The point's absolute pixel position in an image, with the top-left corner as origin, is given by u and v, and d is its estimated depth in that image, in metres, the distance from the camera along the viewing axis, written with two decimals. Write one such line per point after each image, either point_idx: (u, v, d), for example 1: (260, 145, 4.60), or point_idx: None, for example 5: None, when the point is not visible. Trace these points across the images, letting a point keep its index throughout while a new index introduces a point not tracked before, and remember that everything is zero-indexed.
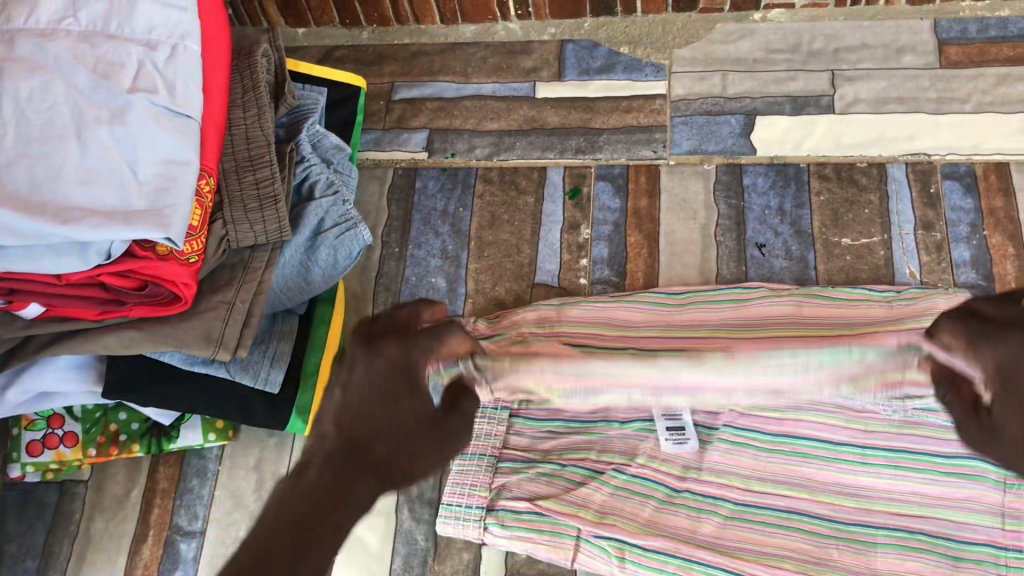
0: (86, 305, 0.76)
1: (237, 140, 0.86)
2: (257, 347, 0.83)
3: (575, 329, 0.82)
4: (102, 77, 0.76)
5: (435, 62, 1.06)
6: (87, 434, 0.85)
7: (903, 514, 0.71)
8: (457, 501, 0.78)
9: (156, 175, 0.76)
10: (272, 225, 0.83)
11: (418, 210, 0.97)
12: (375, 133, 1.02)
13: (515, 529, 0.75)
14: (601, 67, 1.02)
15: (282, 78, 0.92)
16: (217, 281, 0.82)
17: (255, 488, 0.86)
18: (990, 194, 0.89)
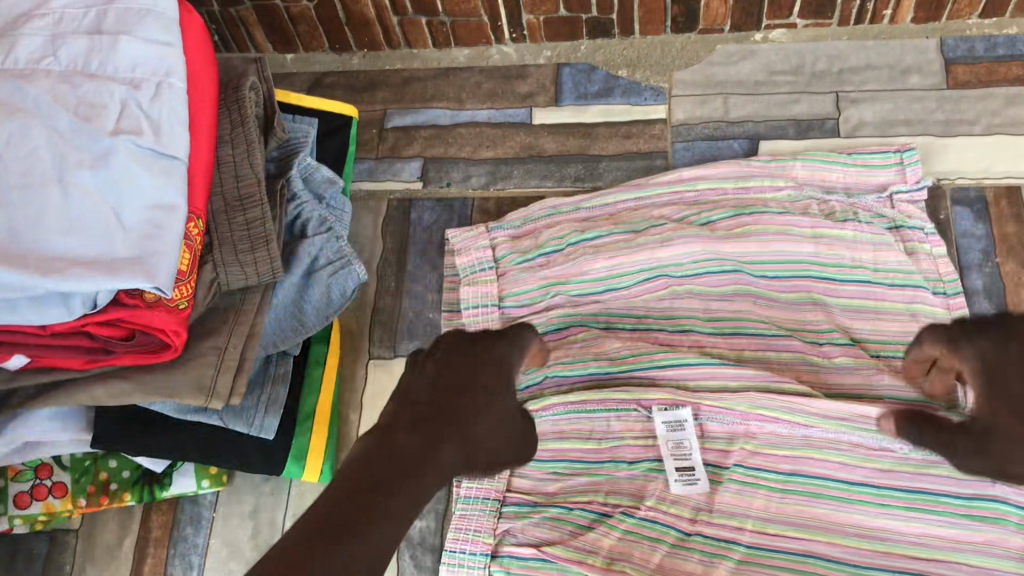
0: (73, 355, 0.74)
1: (226, 178, 0.83)
2: (251, 392, 0.80)
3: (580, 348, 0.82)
4: (84, 120, 0.74)
5: (428, 88, 1.03)
6: (77, 484, 0.82)
7: (930, 547, 0.65)
8: (460, 549, 0.75)
9: (142, 221, 0.73)
10: (263, 266, 0.80)
11: (414, 243, 0.95)
12: (369, 163, 1.00)
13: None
14: (598, 92, 0.99)
15: (271, 111, 0.89)
16: (209, 325, 0.79)
17: (251, 536, 0.84)
18: (1002, 220, 0.86)
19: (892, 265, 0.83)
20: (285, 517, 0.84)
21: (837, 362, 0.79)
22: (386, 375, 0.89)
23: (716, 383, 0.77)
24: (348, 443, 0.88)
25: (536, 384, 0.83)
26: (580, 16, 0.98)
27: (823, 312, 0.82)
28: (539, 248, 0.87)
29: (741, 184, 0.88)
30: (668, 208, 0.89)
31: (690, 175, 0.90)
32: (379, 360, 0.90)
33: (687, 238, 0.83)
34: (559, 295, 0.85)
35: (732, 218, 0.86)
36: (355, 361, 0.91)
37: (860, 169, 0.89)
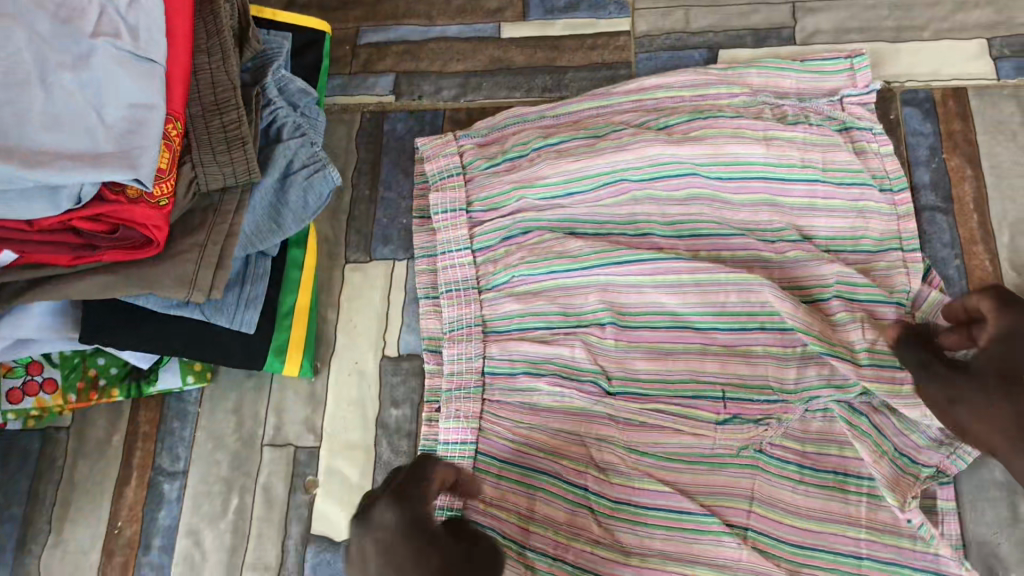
0: (59, 250, 0.77)
1: (203, 84, 0.86)
2: (231, 289, 0.84)
3: (543, 250, 0.85)
4: (64, 22, 0.75)
5: (400, 6, 1.06)
6: (67, 381, 0.86)
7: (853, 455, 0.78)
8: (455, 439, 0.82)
9: (123, 118, 0.77)
10: (241, 167, 0.83)
11: (388, 153, 0.98)
12: (342, 78, 1.03)
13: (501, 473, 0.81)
14: (565, 6, 1.02)
15: (247, 23, 0.92)
16: (190, 224, 0.83)
17: (235, 428, 0.88)
18: (948, 118, 0.90)
19: (843, 164, 0.86)
20: (267, 410, 0.88)
21: (790, 256, 0.83)
22: (361, 277, 0.93)
23: (674, 276, 0.82)
24: (327, 341, 0.91)
25: (504, 283, 0.86)
26: None
27: (777, 210, 0.85)
28: (502, 156, 0.90)
29: (698, 92, 0.92)
30: (632, 119, 0.91)
31: (650, 84, 0.93)
32: (354, 264, 0.94)
33: (646, 140, 0.86)
34: (521, 202, 0.87)
35: (687, 121, 0.88)
36: (331, 266, 0.94)
37: (813, 75, 0.92)
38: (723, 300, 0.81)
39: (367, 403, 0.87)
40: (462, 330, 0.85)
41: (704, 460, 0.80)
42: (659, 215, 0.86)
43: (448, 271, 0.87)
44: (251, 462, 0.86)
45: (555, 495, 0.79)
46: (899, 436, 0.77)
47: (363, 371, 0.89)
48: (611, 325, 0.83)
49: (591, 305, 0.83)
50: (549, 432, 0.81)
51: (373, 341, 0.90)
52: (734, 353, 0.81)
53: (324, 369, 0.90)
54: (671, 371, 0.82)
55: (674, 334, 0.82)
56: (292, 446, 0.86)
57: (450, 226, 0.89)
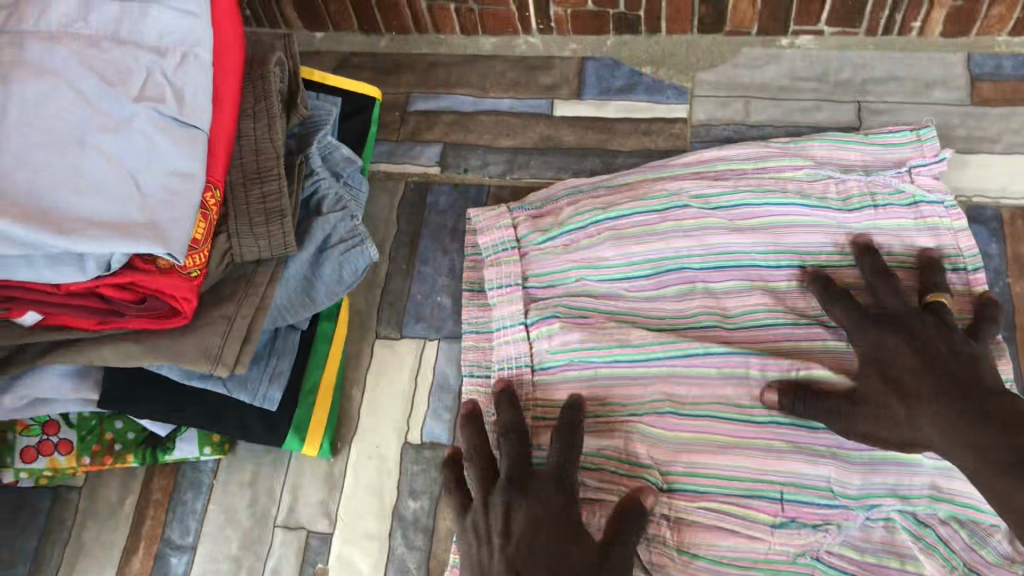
0: (84, 315, 0.75)
1: (246, 150, 0.84)
2: (257, 363, 0.81)
3: (605, 333, 0.79)
4: (109, 84, 0.75)
5: (452, 74, 1.04)
6: (82, 442, 0.84)
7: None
8: None
9: (161, 187, 0.75)
10: (277, 240, 0.81)
11: (428, 226, 0.96)
12: (389, 145, 1.01)
13: None
14: (621, 87, 0.99)
15: (296, 87, 0.90)
16: (220, 294, 0.81)
17: (248, 504, 0.85)
18: (1016, 239, 0.86)
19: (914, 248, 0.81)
20: (282, 488, 0.85)
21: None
22: (390, 354, 0.90)
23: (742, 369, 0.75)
24: (349, 420, 0.88)
25: (559, 365, 0.79)
26: (608, 10, 0.98)
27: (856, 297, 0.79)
28: (559, 228, 0.86)
29: (761, 164, 0.88)
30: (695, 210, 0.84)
31: (710, 156, 0.89)
32: (384, 340, 0.91)
33: (713, 226, 0.83)
34: (587, 281, 0.83)
35: (751, 202, 0.84)
36: (361, 340, 0.92)
37: (876, 149, 0.88)
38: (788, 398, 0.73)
39: (384, 490, 0.84)
40: (511, 409, 0.79)
41: (759, 566, 0.71)
42: (723, 307, 0.80)
43: (502, 347, 0.81)
44: (261, 543, 0.83)
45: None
46: (968, 552, 0.69)
47: (383, 456, 0.85)
48: (668, 414, 0.76)
49: (647, 393, 0.77)
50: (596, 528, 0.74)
51: (397, 423, 0.87)
52: (801, 451, 0.72)
53: (345, 448, 0.87)
54: (722, 466, 0.73)
55: (731, 426, 0.74)
56: (305, 530, 0.83)
57: (505, 300, 0.84)
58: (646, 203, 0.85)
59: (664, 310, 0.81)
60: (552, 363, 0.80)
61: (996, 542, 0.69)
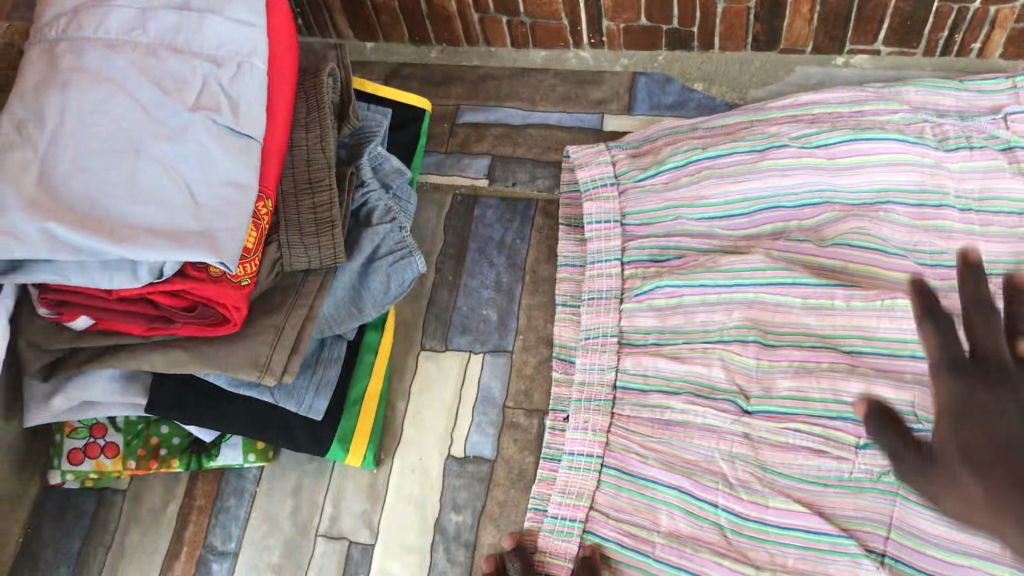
0: (135, 321, 0.76)
1: (298, 160, 0.85)
2: (303, 372, 0.81)
3: (693, 266, 0.83)
4: (166, 93, 0.76)
5: (502, 86, 1.04)
6: (129, 446, 0.85)
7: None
8: (563, 514, 0.78)
9: (215, 195, 0.75)
10: (327, 250, 0.81)
11: (475, 239, 0.96)
12: (437, 156, 1.01)
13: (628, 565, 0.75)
14: (672, 104, 0.99)
15: (348, 98, 0.91)
16: (270, 303, 0.81)
17: (291, 513, 0.85)
18: None
19: (1002, 192, 0.83)
20: (325, 497, 0.85)
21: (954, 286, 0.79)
22: (435, 367, 0.90)
23: (825, 301, 0.78)
24: (393, 430, 0.88)
25: (646, 294, 0.85)
26: (661, 26, 0.98)
27: (942, 234, 0.82)
28: (661, 165, 0.90)
29: (857, 106, 0.91)
30: (775, 176, 0.85)
31: (808, 100, 0.93)
32: (429, 351, 0.91)
33: (804, 167, 0.85)
34: (680, 219, 0.88)
35: (848, 141, 0.85)
36: (406, 351, 0.92)
37: (972, 95, 0.91)
38: (877, 326, 0.76)
39: (427, 502, 0.83)
40: (598, 338, 0.85)
41: (842, 484, 0.73)
42: (815, 235, 0.84)
43: (595, 279, 0.88)
44: (302, 552, 0.83)
45: (679, 511, 0.76)
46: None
47: (426, 469, 0.85)
48: (754, 343, 0.79)
49: (735, 322, 0.80)
50: (682, 447, 0.78)
51: (441, 435, 0.87)
52: (887, 376, 0.74)
53: (388, 460, 0.87)
54: (813, 391, 0.75)
55: (822, 352, 0.76)
56: (347, 540, 0.83)
57: (602, 236, 0.90)
58: (745, 143, 0.88)
59: (751, 237, 0.86)
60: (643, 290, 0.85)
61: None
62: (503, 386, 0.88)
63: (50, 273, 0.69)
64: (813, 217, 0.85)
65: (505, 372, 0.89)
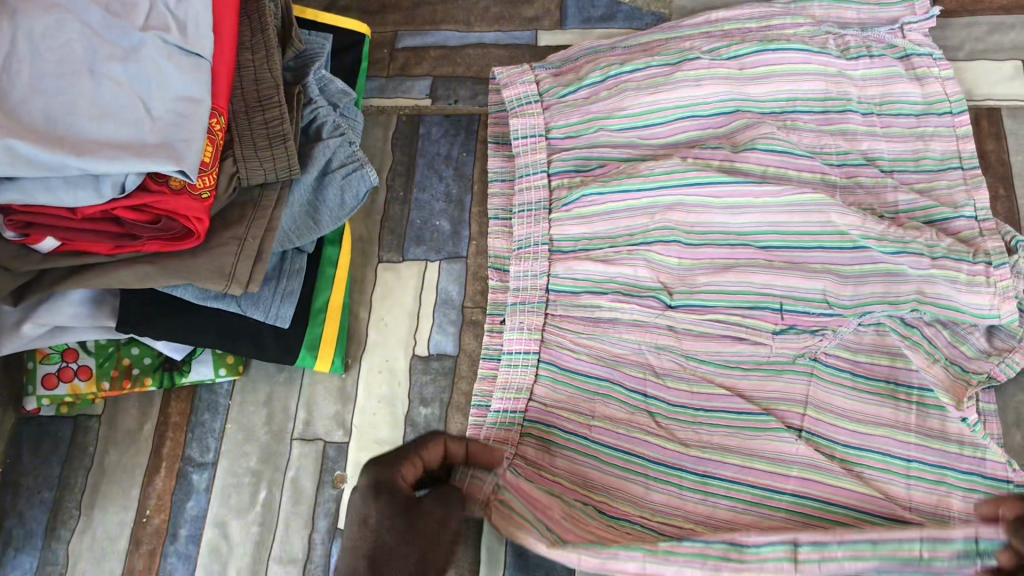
0: (102, 238, 0.78)
1: (246, 81, 0.87)
2: (268, 283, 0.85)
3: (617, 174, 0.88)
4: (114, 16, 0.78)
5: (437, 11, 1.07)
6: (101, 368, 0.87)
7: (918, 445, 0.77)
8: (508, 409, 0.84)
9: (169, 111, 0.78)
10: (281, 164, 0.84)
11: (422, 155, 0.99)
12: (379, 81, 1.04)
13: (566, 448, 0.81)
14: (602, 16, 1.03)
15: (290, 23, 0.93)
16: (229, 217, 0.84)
17: (265, 422, 0.88)
18: (982, 138, 0.92)
19: (902, 97, 0.93)
20: (297, 405, 0.89)
21: (858, 179, 0.90)
22: (395, 277, 0.94)
23: (743, 199, 0.84)
24: (358, 338, 0.92)
25: (575, 203, 0.90)
26: None
27: (846, 136, 0.92)
28: (581, 82, 0.96)
29: (766, 22, 0.98)
30: (689, 86, 0.92)
31: (717, 17, 0.99)
32: (387, 264, 0.95)
33: (716, 77, 0.92)
34: (603, 131, 0.94)
35: (758, 52, 0.93)
36: (365, 264, 0.95)
37: (871, 8, 1.00)
38: (788, 221, 0.83)
39: (396, 401, 0.88)
40: (529, 248, 0.90)
41: (757, 368, 0.82)
42: (728, 141, 0.91)
43: (524, 193, 0.92)
44: (279, 457, 0.86)
45: (613, 401, 0.83)
46: (949, 347, 0.82)
47: (393, 369, 0.89)
48: (675, 243, 0.86)
49: (657, 224, 0.86)
50: (610, 342, 0.85)
51: (405, 339, 0.91)
52: (796, 269, 0.83)
53: (355, 364, 0.90)
54: (728, 286, 0.83)
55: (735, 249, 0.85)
56: (321, 441, 0.87)
57: (529, 150, 0.95)
58: (658, 58, 0.95)
59: (666, 146, 0.93)
60: (571, 199, 0.90)
61: (973, 338, 0.82)
62: (460, 288, 0.93)
63: (15, 191, 0.71)
64: (727, 126, 0.92)
65: (462, 274, 0.93)
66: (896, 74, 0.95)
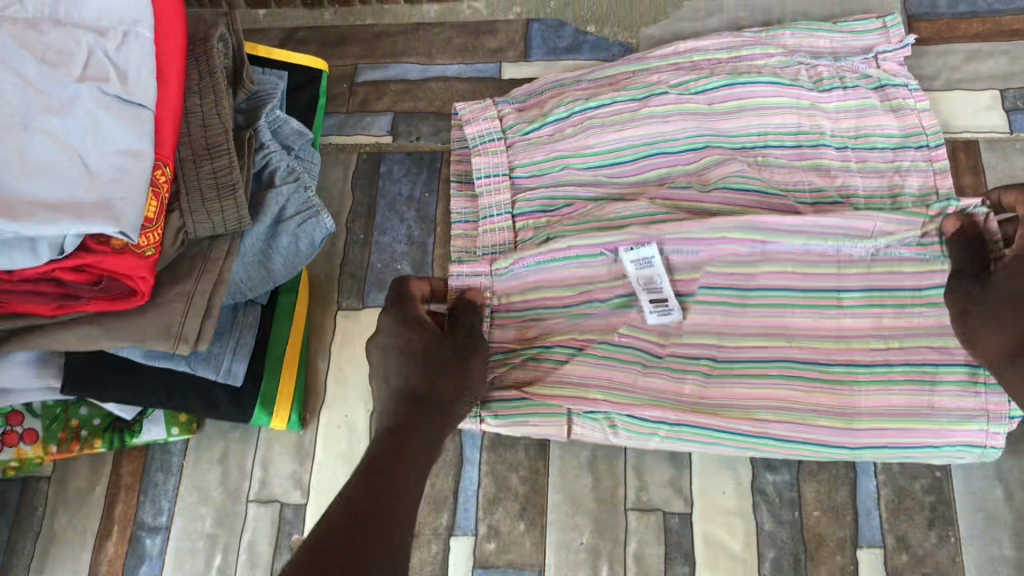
0: (42, 300, 0.75)
1: (193, 127, 0.83)
2: (218, 338, 0.81)
3: (578, 216, 0.85)
4: (51, 66, 0.74)
5: (398, 43, 1.03)
6: (48, 431, 0.83)
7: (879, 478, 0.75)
8: None
9: (109, 165, 0.74)
10: (231, 215, 0.81)
11: (383, 196, 0.96)
12: (339, 117, 1.00)
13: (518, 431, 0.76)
14: (567, 47, 1.00)
15: (240, 63, 0.90)
16: (177, 272, 0.80)
17: (220, 482, 0.85)
18: (960, 173, 0.89)
19: (874, 131, 0.90)
20: (253, 464, 0.85)
21: (831, 218, 0.85)
22: (354, 325, 0.90)
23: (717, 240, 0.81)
24: (316, 391, 0.89)
25: (540, 246, 0.85)
26: None
27: (819, 170, 0.88)
28: (545, 118, 0.92)
29: (736, 53, 0.95)
30: (656, 122, 0.89)
31: (687, 47, 0.96)
32: (346, 311, 0.91)
33: (685, 113, 0.90)
34: (569, 169, 0.89)
35: (727, 86, 0.90)
36: (323, 312, 0.92)
37: (844, 36, 0.96)
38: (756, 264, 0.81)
39: (356, 458, 0.84)
40: None
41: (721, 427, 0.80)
42: (698, 179, 0.86)
43: (489, 234, 0.87)
44: (235, 519, 0.83)
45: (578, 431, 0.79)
46: None
47: (353, 425, 0.86)
48: None
49: None
50: None
51: (365, 391, 0.87)
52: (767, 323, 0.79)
53: (313, 420, 0.87)
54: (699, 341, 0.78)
55: (739, 244, 0.76)
56: (278, 502, 0.83)
57: (492, 190, 0.89)
58: (625, 93, 0.91)
59: (635, 185, 0.88)
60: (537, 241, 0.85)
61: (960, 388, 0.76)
62: None
63: None
64: (696, 162, 0.88)
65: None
66: (870, 106, 0.91)
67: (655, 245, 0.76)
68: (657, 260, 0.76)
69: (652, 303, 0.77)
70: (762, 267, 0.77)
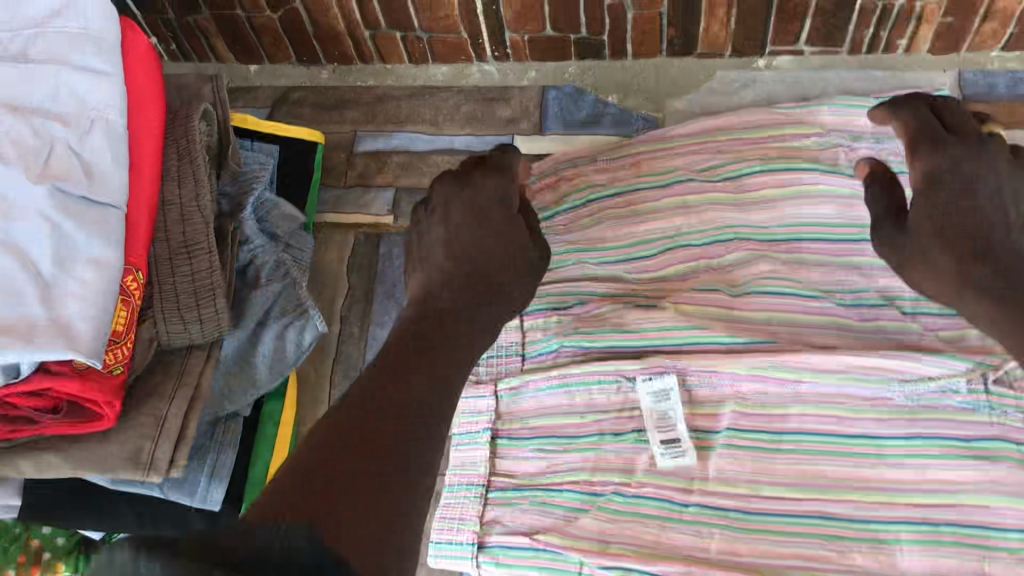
0: None
1: (170, 220, 0.75)
2: (193, 460, 0.73)
3: (589, 319, 0.72)
4: (5, 163, 0.66)
5: (402, 108, 0.94)
6: (5, 555, 0.76)
7: None
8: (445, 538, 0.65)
9: (68, 278, 0.65)
10: (209, 323, 0.73)
11: (382, 282, 0.87)
12: (335, 192, 0.92)
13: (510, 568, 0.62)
14: (586, 119, 0.91)
15: (226, 141, 0.81)
16: (149, 386, 0.72)
17: None
18: None
19: None
20: None
21: (881, 325, 0.68)
22: None
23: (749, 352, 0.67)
24: None
25: (549, 352, 0.72)
26: (568, 35, 0.90)
27: (861, 271, 0.73)
28: (559, 206, 0.84)
29: (768, 132, 0.84)
30: (678, 213, 0.79)
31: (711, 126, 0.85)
32: None
33: (713, 203, 0.79)
34: (579, 262, 0.79)
35: (759, 172, 0.80)
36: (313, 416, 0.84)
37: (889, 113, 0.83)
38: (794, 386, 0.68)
39: None
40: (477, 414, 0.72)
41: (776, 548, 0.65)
42: (724, 278, 0.73)
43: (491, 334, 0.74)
44: None
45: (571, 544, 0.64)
46: None
47: None
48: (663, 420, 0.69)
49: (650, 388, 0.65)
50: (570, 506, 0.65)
51: None
52: None
53: None
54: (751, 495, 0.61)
55: (766, 381, 0.63)
56: None
57: None
58: (645, 179, 0.83)
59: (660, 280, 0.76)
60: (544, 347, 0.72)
61: None
62: None
63: None
64: (721, 257, 0.75)
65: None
66: None
67: (675, 375, 0.65)
68: (676, 393, 0.65)
69: (663, 443, 0.63)
70: (792, 407, 0.62)
